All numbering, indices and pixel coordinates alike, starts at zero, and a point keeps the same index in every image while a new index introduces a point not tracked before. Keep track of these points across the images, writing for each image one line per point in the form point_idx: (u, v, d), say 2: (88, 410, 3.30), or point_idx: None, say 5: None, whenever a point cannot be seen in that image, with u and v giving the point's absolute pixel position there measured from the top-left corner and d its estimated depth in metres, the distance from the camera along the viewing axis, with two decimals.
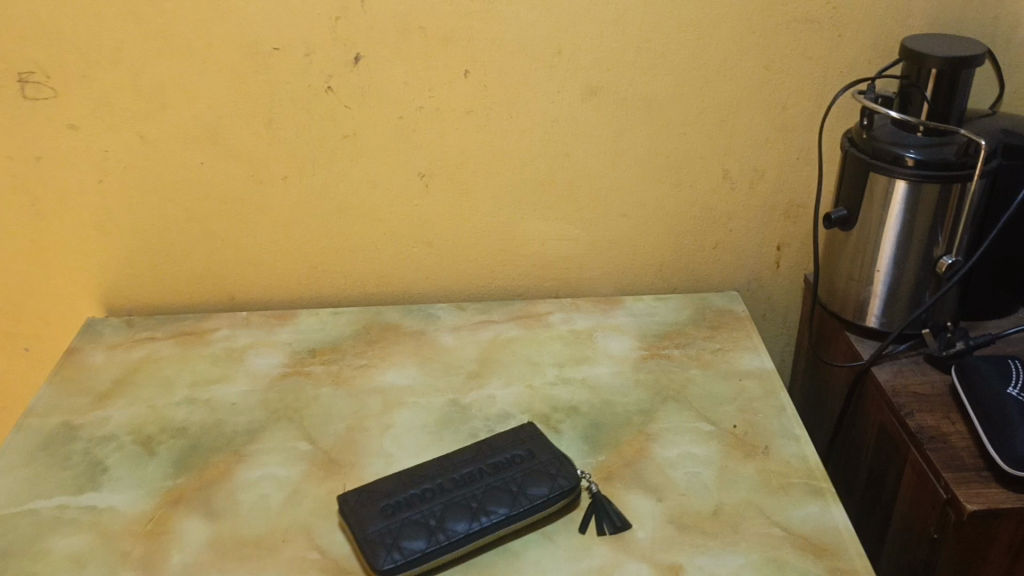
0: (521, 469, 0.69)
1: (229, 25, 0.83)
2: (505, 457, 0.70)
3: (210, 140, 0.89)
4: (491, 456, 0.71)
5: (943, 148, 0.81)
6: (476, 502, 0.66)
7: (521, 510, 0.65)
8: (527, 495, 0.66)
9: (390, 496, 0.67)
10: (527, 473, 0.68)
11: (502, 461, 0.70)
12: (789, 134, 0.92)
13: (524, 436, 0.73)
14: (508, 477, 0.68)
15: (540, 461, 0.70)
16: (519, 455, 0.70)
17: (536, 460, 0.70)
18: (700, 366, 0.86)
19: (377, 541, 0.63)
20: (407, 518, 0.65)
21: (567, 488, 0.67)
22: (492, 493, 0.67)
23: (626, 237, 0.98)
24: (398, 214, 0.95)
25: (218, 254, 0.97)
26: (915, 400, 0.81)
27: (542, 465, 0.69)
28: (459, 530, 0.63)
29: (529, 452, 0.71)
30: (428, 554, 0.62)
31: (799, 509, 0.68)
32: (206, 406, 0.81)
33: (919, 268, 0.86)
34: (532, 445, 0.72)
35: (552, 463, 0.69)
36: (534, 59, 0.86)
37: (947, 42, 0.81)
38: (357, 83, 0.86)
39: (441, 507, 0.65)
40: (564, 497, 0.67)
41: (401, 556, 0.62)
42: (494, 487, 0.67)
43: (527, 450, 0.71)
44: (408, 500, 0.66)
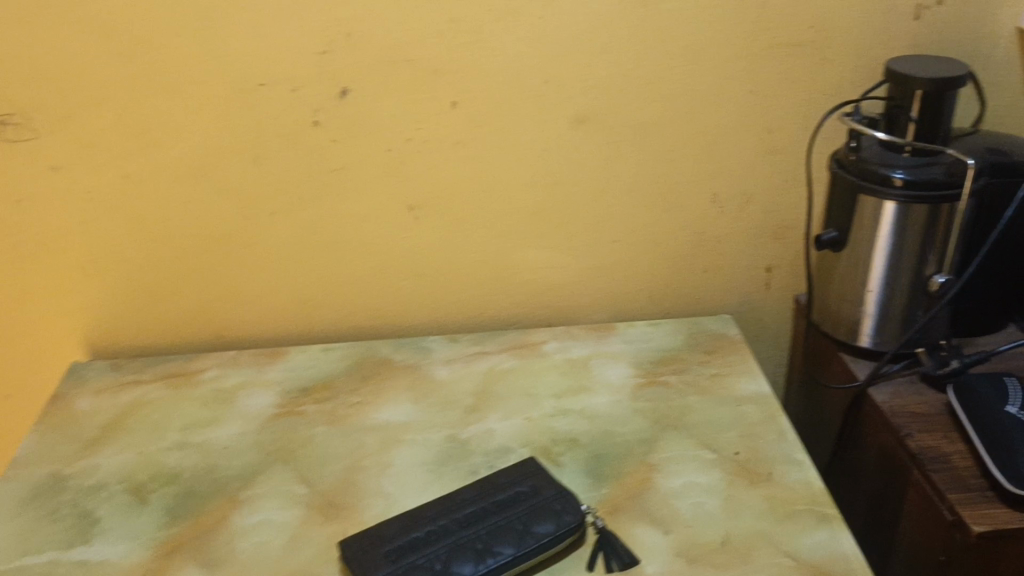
0: (526, 506, 0.68)
1: (213, 62, 0.82)
2: (509, 494, 0.69)
3: (195, 178, 0.88)
4: (494, 494, 0.69)
5: (930, 168, 0.81)
6: (481, 544, 0.64)
7: (528, 550, 0.64)
8: (533, 533, 0.65)
9: (392, 542, 0.65)
10: (532, 510, 0.67)
11: (506, 499, 0.69)
12: (776, 157, 0.93)
13: (527, 472, 0.72)
14: (512, 515, 0.67)
15: (544, 497, 0.69)
16: (523, 491, 0.69)
17: (540, 496, 0.69)
18: (699, 392, 0.86)
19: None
20: (411, 563, 0.63)
21: (574, 524, 0.66)
22: (496, 534, 0.65)
23: (617, 263, 0.98)
24: (387, 247, 0.94)
25: (205, 293, 0.95)
26: (915, 420, 0.81)
27: (547, 501, 0.68)
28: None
29: (533, 488, 0.70)
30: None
31: (807, 538, 0.68)
32: (198, 450, 0.79)
33: (911, 288, 0.86)
34: (535, 481, 0.71)
35: (557, 499, 0.68)
36: (522, 89, 0.86)
37: (931, 63, 0.82)
38: (344, 117, 0.85)
39: (445, 551, 0.64)
40: (571, 534, 0.66)
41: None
42: (497, 527, 0.66)
43: (530, 486, 0.70)
44: (411, 545, 0.65)
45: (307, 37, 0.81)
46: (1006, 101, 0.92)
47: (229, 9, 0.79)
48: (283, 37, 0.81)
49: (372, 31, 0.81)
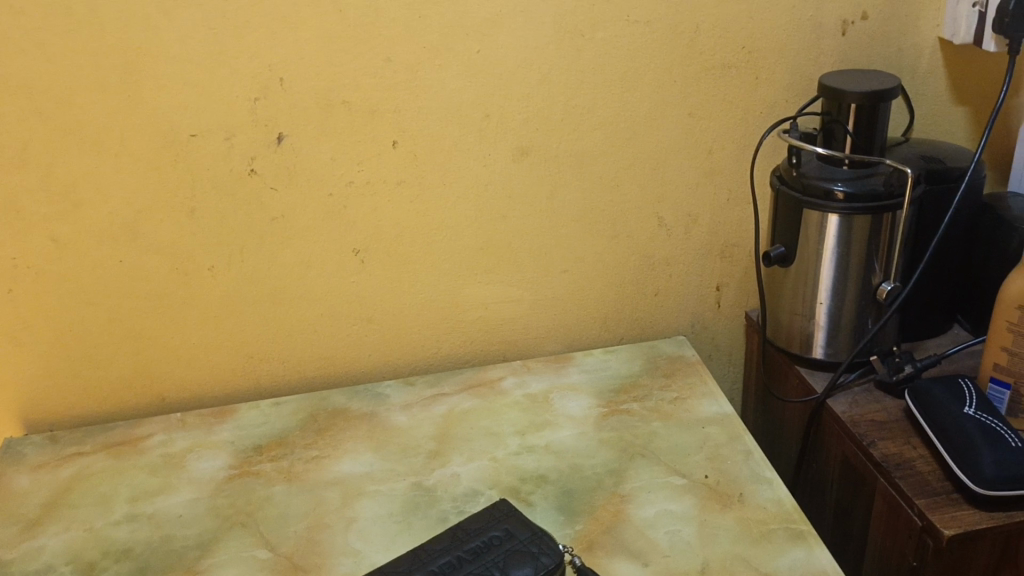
0: (501, 551, 0.66)
1: (142, 115, 0.79)
2: (482, 540, 0.67)
3: (129, 235, 0.84)
4: (466, 542, 0.67)
5: (870, 179, 0.82)
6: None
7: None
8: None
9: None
10: (507, 555, 0.65)
11: (479, 546, 0.67)
12: (718, 178, 0.93)
13: (498, 516, 0.70)
14: (487, 562, 0.65)
15: (519, 540, 0.67)
16: (497, 536, 0.67)
17: (515, 540, 0.67)
18: (662, 418, 0.85)
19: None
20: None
21: (550, 566, 0.64)
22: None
23: (569, 293, 0.97)
24: (335, 293, 0.91)
25: (146, 354, 0.91)
26: (875, 428, 0.82)
27: (522, 545, 0.66)
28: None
29: (506, 531, 0.68)
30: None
31: (785, 557, 0.67)
32: (150, 521, 0.75)
33: (859, 298, 0.87)
34: (508, 524, 0.69)
35: (531, 541, 0.66)
36: (463, 125, 0.85)
37: (862, 77, 0.83)
38: (282, 163, 0.83)
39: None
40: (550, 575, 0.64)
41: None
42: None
43: (502, 530, 0.68)
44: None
45: (239, 85, 0.79)
46: (932, 109, 0.95)
47: (155, 60, 0.77)
48: (214, 85, 0.78)
49: (306, 74, 0.79)
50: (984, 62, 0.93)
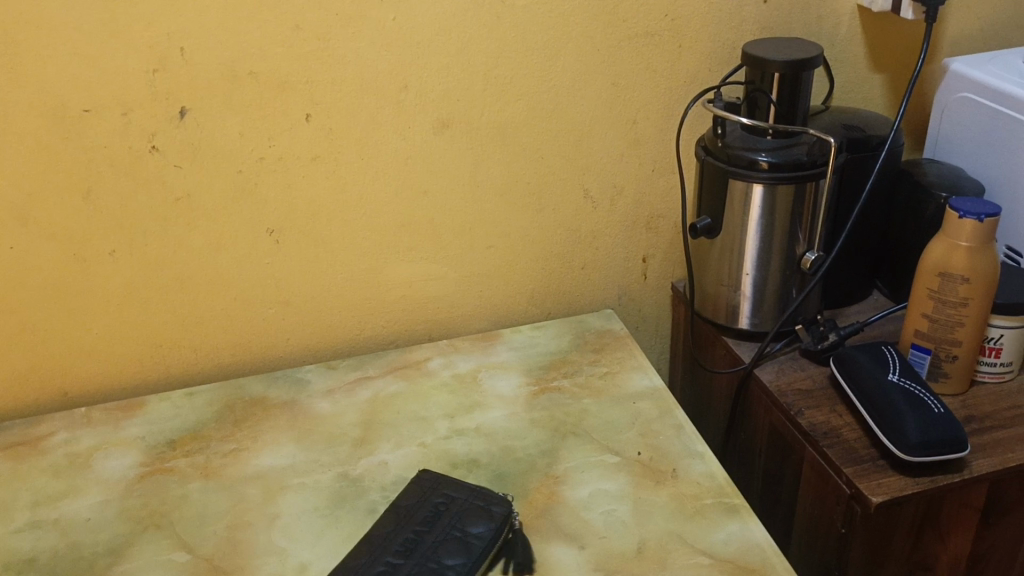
0: (451, 514, 0.67)
1: (26, 89, 0.72)
2: (430, 509, 0.68)
3: (18, 219, 0.78)
4: (414, 516, 0.67)
5: (793, 149, 0.82)
6: (437, 558, 0.63)
7: (481, 547, 0.63)
8: (476, 532, 0.65)
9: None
10: (456, 512, 0.67)
11: (431, 514, 0.67)
12: (642, 148, 0.92)
13: (427, 487, 0.70)
14: (440, 528, 0.66)
15: (459, 502, 0.68)
16: (441, 503, 0.68)
17: (459, 501, 0.68)
18: (593, 394, 0.84)
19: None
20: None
21: (504, 512, 0.66)
22: (443, 545, 0.64)
23: (494, 269, 0.95)
24: (250, 276, 0.87)
25: (43, 347, 0.85)
26: (802, 397, 0.82)
27: (469, 504, 0.67)
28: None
29: (448, 496, 0.69)
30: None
31: (720, 532, 0.67)
32: (55, 527, 0.70)
33: (784, 267, 0.87)
34: (444, 488, 0.70)
35: (475, 501, 0.68)
36: (380, 96, 0.81)
37: (784, 45, 0.83)
38: (186, 140, 0.78)
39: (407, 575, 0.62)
40: (507, 513, 0.67)
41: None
42: (436, 543, 0.64)
43: (439, 500, 0.68)
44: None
45: (134, 55, 0.73)
46: (851, 77, 0.95)
47: (37, 29, 0.70)
48: (107, 56, 0.72)
49: (208, 43, 0.74)
50: (900, 29, 0.93)
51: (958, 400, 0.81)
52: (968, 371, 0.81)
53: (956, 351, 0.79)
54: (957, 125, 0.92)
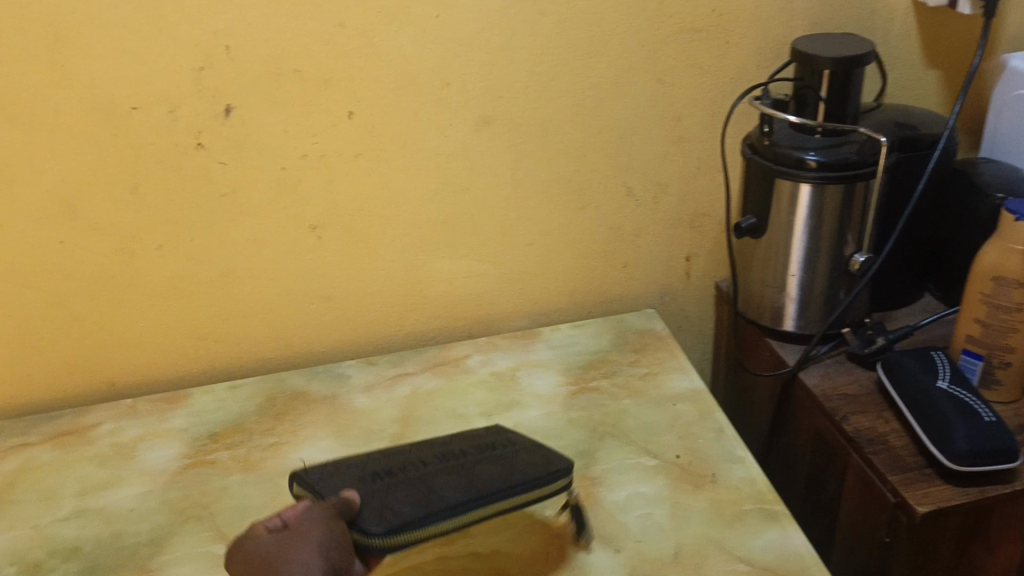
0: (509, 451, 0.65)
1: (76, 86, 0.73)
2: (489, 444, 0.67)
3: (67, 213, 0.79)
4: (467, 447, 0.66)
5: (843, 148, 0.80)
6: (470, 476, 0.60)
7: (521, 483, 0.59)
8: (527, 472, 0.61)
9: (346, 471, 0.62)
10: (517, 454, 0.64)
11: (483, 447, 0.66)
12: (687, 146, 0.91)
13: (488, 434, 0.70)
14: (488, 458, 0.63)
15: (520, 447, 0.66)
16: (502, 443, 0.67)
17: (523, 445, 0.67)
18: (633, 395, 0.83)
19: (364, 506, 0.56)
20: (390, 490, 0.58)
21: (562, 468, 0.62)
22: (483, 469, 0.61)
23: (535, 267, 0.94)
24: (292, 271, 0.88)
25: (92, 338, 0.87)
26: (847, 402, 0.80)
27: (533, 451, 0.65)
28: (454, 499, 0.57)
29: (510, 440, 0.68)
30: (424, 518, 0.55)
31: (758, 539, 0.66)
32: (99, 516, 0.72)
33: (831, 269, 0.85)
34: (503, 437, 0.68)
35: (540, 453, 0.64)
36: (422, 93, 0.81)
37: (835, 42, 0.80)
38: (231, 136, 0.79)
39: (429, 481, 0.59)
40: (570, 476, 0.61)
41: (395, 519, 0.54)
42: (472, 467, 0.61)
43: (491, 442, 0.67)
44: (381, 476, 0.61)
45: (181, 52, 0.74)
46: (905, 74, 0.92)
47: (86, 28, 0.71)
48: (153, 54, 0.73)
49: (253, 41, 0.75)
50: (956, 25, 0.91)
51: (1010, 408, 0.79)
52: (1021, 378, 0.78)
53: (1010, 358, 0.77)
54: (1015, 123, 0.89)
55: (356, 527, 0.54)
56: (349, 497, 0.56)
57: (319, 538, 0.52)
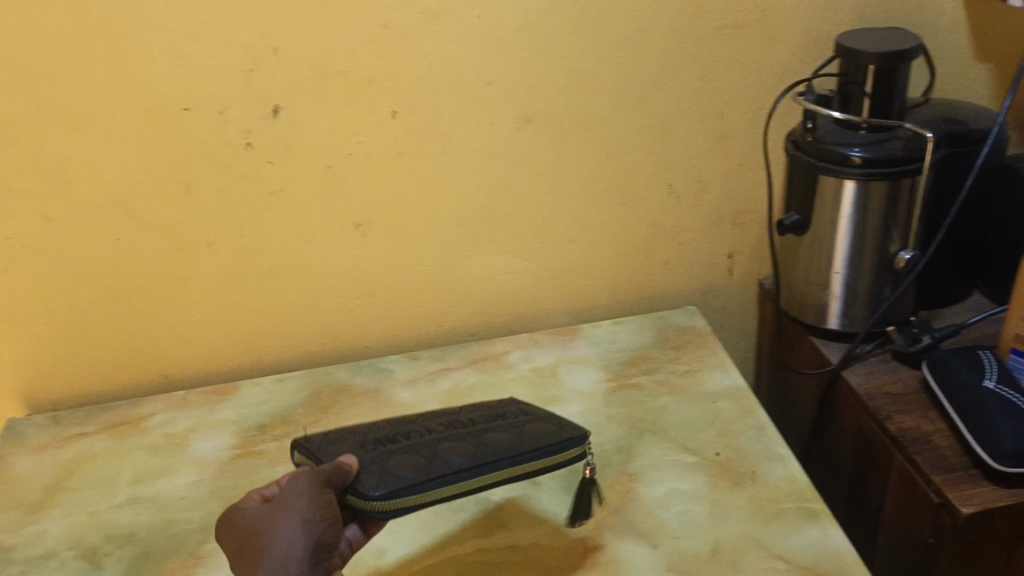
0: (520, 420, 0.66)
1: (131, 88, 0.76)
2: (499, 414, 0.68)
3: (122, 211, 0.82)
4: (477, 417, 0.67)
5: (888, 144, 0.79)
6: (475, 444, 0.61)
7: (527, 452, 0.60)
8: (533, 442, 0.62)
9: (348, 437, 0.64)
10: (524, 423, 0.65)
11: (494, 417, 0.67)
12: (729, 143, 0.90)
13: (500, 406, 0.71)
14: (498, 427, 0.64)
15: (532, 417, 0.67)
16: (513, 413, 0.68)
17: (534, 415, 0.68)
18: (672, 392, 0.83)
19: (363, 470, 0.57)
20: (390, 456, 0.60)
21: (571, 439, 0.63)
22: (491, 437, 0.62)
23: (576, 264, 0.95)
24: (336, 267, 0.89)
25: (146, 332, 0.90)
26: (891, 401, 0.79)
27: (544, 421, 0.66)
28: (457, 466, 0.58)
29: (522, 410, 0.69)
30: (424, 483, 0.56)
31: (798, 537, 0.66)
32: (152, 504, 0.74)
33: (876, 266, 0.84)
34: (513, 408, 0.70)
35: (553, 422, 0.65)
36: (464, 92, 0.82)
37: (881, 36, 0.80)
38: (279, 135, 0.81)
39: (432, 448, 0.61)
40: (576, 445, 0.62)
41: (394, 483, 0.56)
42: (474, 436, 0.63)
43: (503, 413, 0.68)
44: (381, 442, 0.63)
45: (231, 54, 0.76)
46: (954, 68, 0.91)
47: (140, 32, 0.74)
48: (205, 56, 0.76)
49: (300, 42, 0.76)
50: (1007, 17, 0.89)
51: None
52: None
53: None
54: None
55: (352, 492, 0.56)
56: (344, 461, 0.57)
57: (303, 513, 0.52)
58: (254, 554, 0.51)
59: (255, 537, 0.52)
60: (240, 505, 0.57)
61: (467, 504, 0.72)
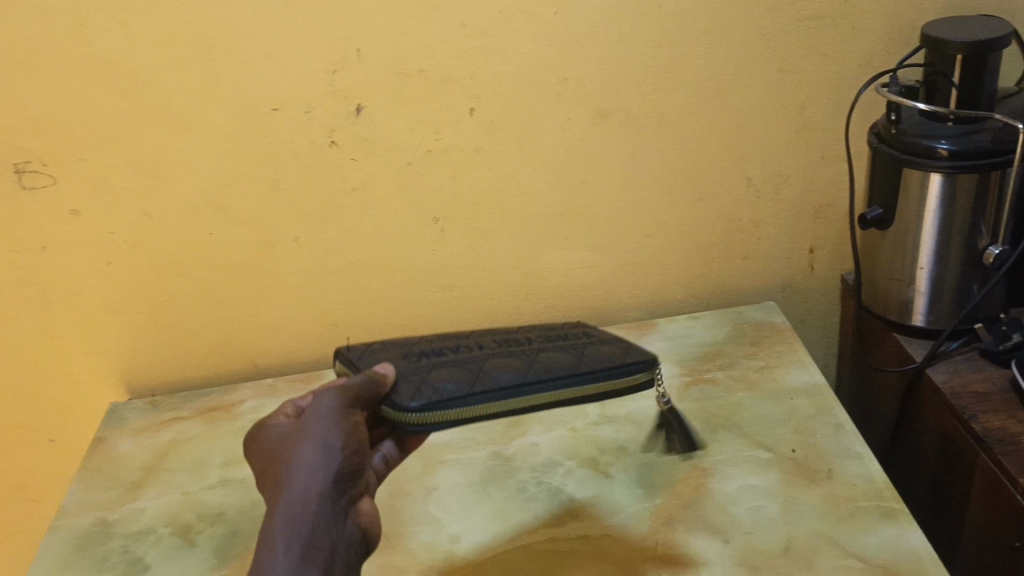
0: (583, 342, 0.65)
1: (224, 91, 0.80)
2: (562, 336, 0.67)
3: (215, 207, 0.86)
4: (537, 337, 0.67)
5: (977, 135, 0.77)
6: (523, 363, 0.60)
7: (580, 372, 0.59)
8: (585, 363, 0.60)
9: (395, 351, 0.64)
10: (588, 345, 0.64)
11: (556, 338, 0.66)
12: (809, 136, 0.89)
13: (564, 329, 0.70)
14: (558, 347, 0.63)
15: (596, 339, 0.66)
16: (577, 336, 0.67)
17: (598, 337, 0.66)
18: (748, 388, 0.83)
19: (399, 381, 0.57)
20: (432, 370, 0.59)
21: (639, 362, 0.61)
22: (545, 356, 0.61)
23: (653, 258, 0.95)
24: (416, 261, 0.92)
25: (237, 323, 0.94)
26: (977, 400, 0.77)
27: (611, 342, 0.65)
28: (503, 382, 0.57)
29: (587, 334, 0.68)
30: (462, 398, 0.55)
31: (873, 536, 0.65)
32: (242, 486, 0.78)
33: (963, 261, 0.81)
34: (577, 332, 0.69)
35: (619, 343, 0.64)
36: (541, 88, 0.83)
37: (970, 25, 0.77)
38: (361, 134, 0.83)
39: (479, 365, 0.60)
40: (643, 370, 0.61)
41: (431, 396, 0.55)
42: (516, 356, 0.62)
43: (564, 335, 0.67)
44: (427, 357, 0.62)
45: (316, 56, 0.79)
46: None
47: (232, 36, 0.77)
48: (291, 59, 0.79)
49: (382, 43, 0.79)
50: None
51: None
52: None
53: None
54: None
55: (387, 403, 0.56)
56: (378, 372, 0.57)
57: (326, 441, 0.52)
58: (277, 480, 0.52)
59: (280, 460, 0.53)
60: (276, 423, 0.58)
61: (539, 493, 0.73)
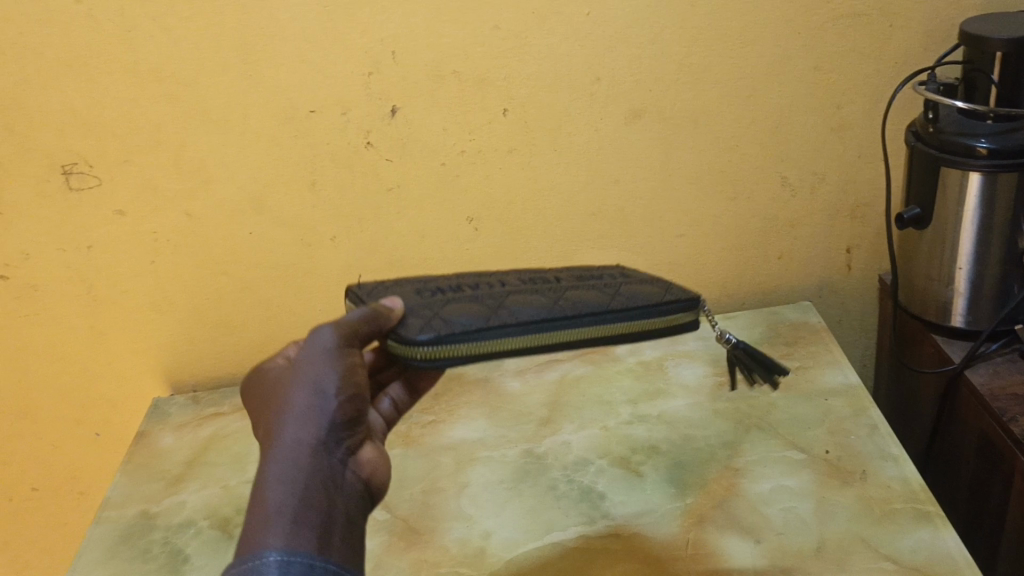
0: (617, 283, 0.63)
1: (263, 94, 0.82)
2: (595, 276, 0.65)
3: (255, 208, 0.88)
4: (565, 276, 0.65)
5: (1017, 133, 0.75)
6: (543, 300, 0.58)
7: (600, 315, 0.57)
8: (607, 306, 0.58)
9: (406, 288, 0.62)
10: (621, 285, 0.62)
11: (585, 278, 0.64)
12: (846, 134, 0.88)
13: (597, 270, 0.67)
14: (586, 287, 0.61)
15: (631, 279, 0.64)
16: (608, 277, 0.65)
17: (632, 279, 0.64)
18: (782, 388, 0.83)
19: (408, 315, 0.56)
20: (445, 305, 0.57)
21: (688, 302, 0.60)
22: (565, 295, 0.59)
23: (687, 258, 0.95)
24: (450, 260, 0.93)
25: (276, 321, 0.96)
26: (1017, 402, 0.75)
27: (650, 283, 0.63)
28: (520, 319, 0.56)
29: (621, 275, 0.65)
30: (474, 333, 0.54)
31: (908, 539, 0.64)
32: None
33: (1004, 262, 0.80)
34: (608, 272, 0.66)
35: (658, 285, 0.62)
36: (573, 89, 0.83)
37: (1009, 21, 0.76)
38: (396, 134, 0.84)
39: (497, 301, 0.58)
40: (684, 313, 0.60)
41: (442, 329, 0.54)
42: (535, 294, 0.59)
43: (595, 276, 0.65)
44: (440, 292, 0.60)
45: (353, 59, 0.80)
46: None
47: (270, 40, 0.79)
48: (328, 61, 0.80)
49: (416, 45, 0.80)
50: None
51: None
52: None
53: None
54: None
55: (393, 336, 0.54)
56: (385, 306, 0.56)
57: (319, 384, 0.50)
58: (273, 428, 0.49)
59: (275, 406, 0.50)
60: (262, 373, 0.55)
61: (570, 492, 0.73)
